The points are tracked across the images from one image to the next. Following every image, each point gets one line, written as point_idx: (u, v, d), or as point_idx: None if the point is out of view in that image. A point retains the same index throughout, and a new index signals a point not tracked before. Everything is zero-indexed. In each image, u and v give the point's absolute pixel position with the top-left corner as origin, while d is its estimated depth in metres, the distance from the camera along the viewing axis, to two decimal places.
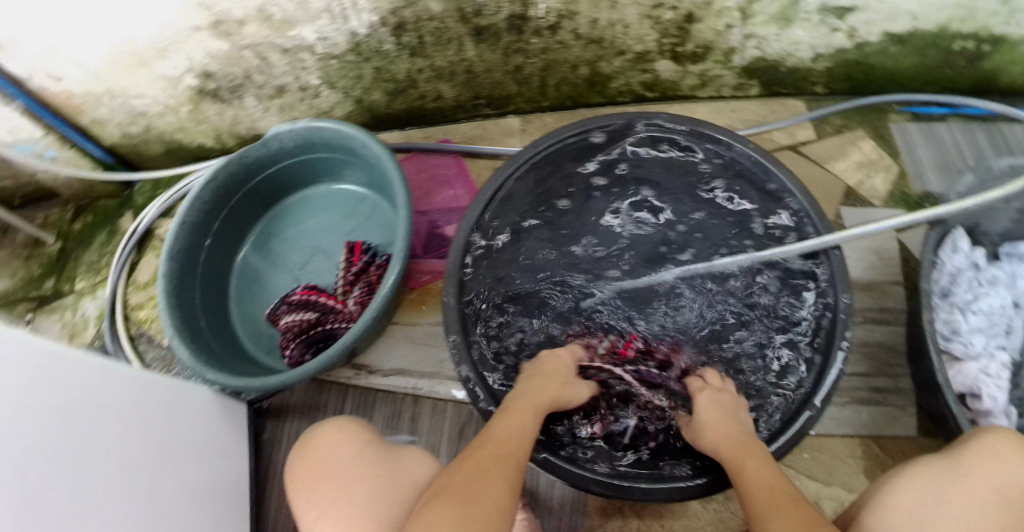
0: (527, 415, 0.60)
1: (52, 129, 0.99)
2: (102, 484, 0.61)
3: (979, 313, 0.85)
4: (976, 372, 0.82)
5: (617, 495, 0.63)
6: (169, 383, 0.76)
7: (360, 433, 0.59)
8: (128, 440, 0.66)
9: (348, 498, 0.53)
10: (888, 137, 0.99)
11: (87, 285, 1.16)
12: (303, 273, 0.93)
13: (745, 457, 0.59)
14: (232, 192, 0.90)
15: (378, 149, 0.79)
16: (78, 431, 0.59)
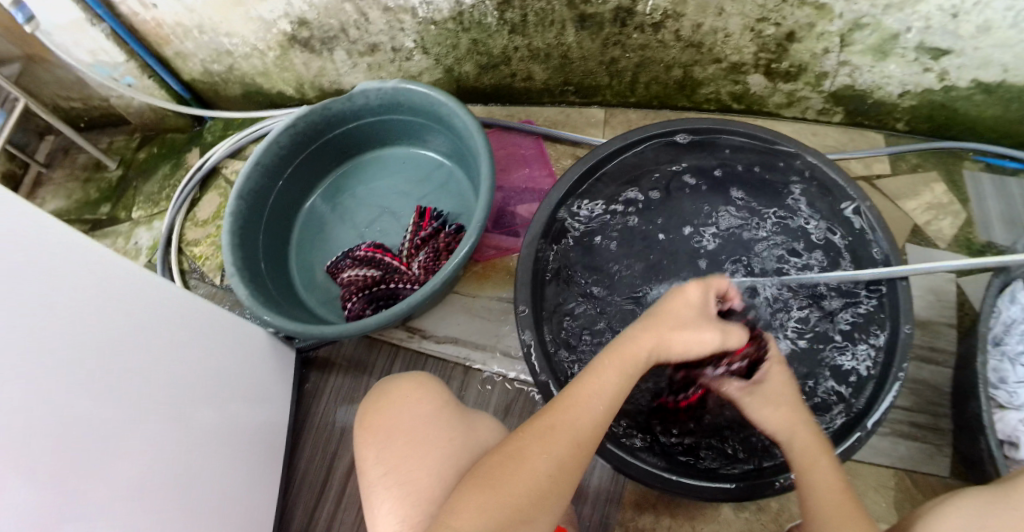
0: (609, 373, 0.55)
1: (134, 56, 1.03)
2: (152, 405, 0.62)
3: None
4: (1017, 422, 0.83)
5: (663, 487, 0.64)
6: (226, 320, 0.77)
7: (439, 392, 0.63)
8: (182, 367, 0.67)
9: (420, 456, 0.57)
10: (959, 184, 0.98)
11: (144, 215, 1.17)
12: (369, 231, 0.94)
13: (814, 454, 0.58)
14: (309, 141, 0.92)
15: (468, 120, 0.80)
16: (134, 352, 0.60)
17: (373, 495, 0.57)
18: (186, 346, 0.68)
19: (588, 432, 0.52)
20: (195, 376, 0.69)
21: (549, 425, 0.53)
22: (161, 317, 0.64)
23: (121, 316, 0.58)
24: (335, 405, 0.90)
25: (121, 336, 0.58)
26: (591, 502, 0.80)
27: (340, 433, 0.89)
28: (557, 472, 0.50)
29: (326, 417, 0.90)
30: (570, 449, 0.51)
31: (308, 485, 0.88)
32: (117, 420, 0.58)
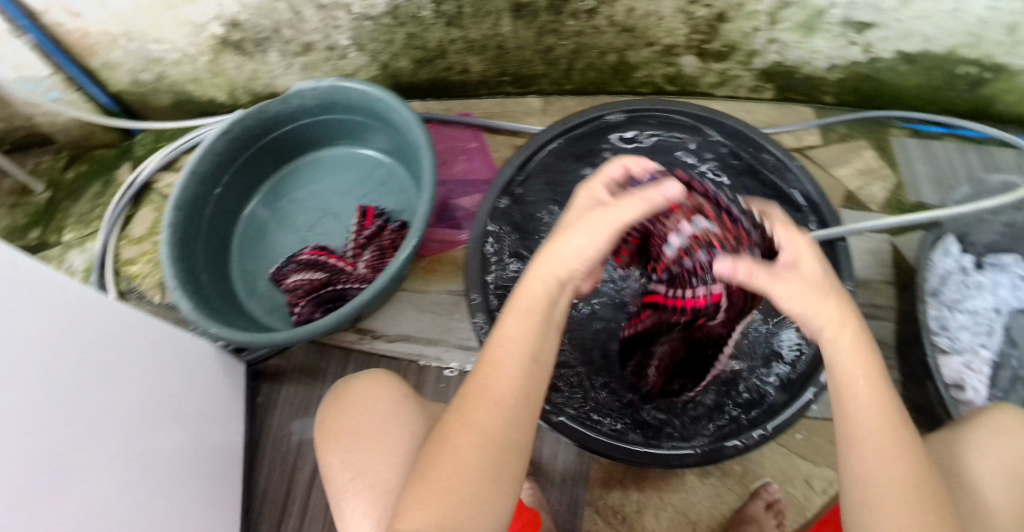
0: (521, 319, 0.49)
1: (61, 69, 0.96)
2: (122, 428, 0.62)
3: (966, 312, 0.94)
4: (960, 365, 0.91)
5: (626, 459, 0.67)
6: (177, 338, 0.75)
7: (396, 389, 0.64)
8: (144, 386, 0.66)
9: (385, 458, 0.58)
10: (888, 150, 1.03)
11: (75, 237, 1.11)
12: (312, 234, 0.92)
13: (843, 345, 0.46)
14: (245, 146, 0.89)
15: (406, 113, 0.78)
16: (97, 374, 0.59)
17: (344, 497, 0.58)
18: (145, 364, 0.67)
19: (506, 394, 0.47)
20: (157, 394, 0.68)
21: (467, 397, 0.48)
22: (118, 337, 0.63)
23: (78, 338, 0.57)
24: (290, 416, 0.88)
25: (82, 359, 0.57)
26: (558, 484, 0.79)
27: (298, 444, 0.87)
28: (484, 444, 0.46)
29: (281, 428, 0.88)
30: (491, 417, 0.46)
31: (270, 501, 0.85)
32: (90, 445, 0.57)
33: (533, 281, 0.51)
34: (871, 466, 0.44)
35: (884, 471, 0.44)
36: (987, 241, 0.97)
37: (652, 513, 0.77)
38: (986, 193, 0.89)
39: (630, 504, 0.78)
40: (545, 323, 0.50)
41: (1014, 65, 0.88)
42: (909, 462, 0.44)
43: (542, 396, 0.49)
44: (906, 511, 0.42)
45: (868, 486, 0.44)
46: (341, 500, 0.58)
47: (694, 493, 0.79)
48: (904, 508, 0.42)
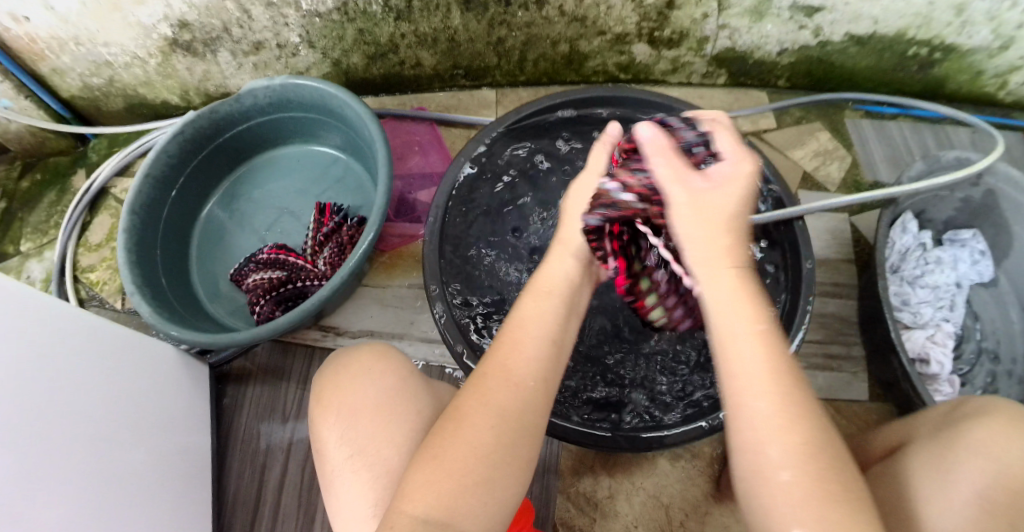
0: (550, 301, 0.50)
1: (9, 76, 0.94)
2: (100, 437, 0.63)
3: (926, 287, 0.94)
4: (924, 340, 0.91)
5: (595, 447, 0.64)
6: (135, 340, 0.73)
7: (399, 361, 0.59)
8: (120, 396, 0.67)
9: (385, 438, 0.53)
10: (842, 131, 1.05)
11: (34, 247, 1.09)
12: (270, 234, 0.92)
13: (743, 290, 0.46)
14: (200, 148, 0.88)
15: (359, 108, 0.78)
16: (71, 385, 0.60)
17: (339, 479, 0.52)
18: (120, 374, 0.68)
19: (527, 376, 0.46)
20: (133, 403, 0.70)
21: (484, 377, 0.46)
22: (92, 349, 0.64)
23: (51, 352, 0.58)
24: (258, 418, 0.88)
25: (55, 372, 0.58)
26: (531, 475, 0.80)
27: (266, 444, 0.86)
28: (501, 423, 0.43)
29: (249, 430, 0.87)
30: (512, 396, 0.44)
31: (241, 503, 0.84)
32: (65, 455, 0.58)
33: (552, 269, 0.54)
34: (767, 437, 0.40)
35: (779, 441, 0.40)
36: (944, 218, 0.98)
37: (624, 497, 0.79)
38: (942, 166, 0.87)
39: (601, 490, 0.79)
40: (565, 308, 0.51)
41: (963, 46, 0.92)
42: (805, 433, 0.40)
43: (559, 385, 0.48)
44: (803, 483, 0.38)
45: (762, 458, 0.40)
46: (336, 482, 0.53)
47: (665, 476, 0.80)
48: (809, 498, 0.38)
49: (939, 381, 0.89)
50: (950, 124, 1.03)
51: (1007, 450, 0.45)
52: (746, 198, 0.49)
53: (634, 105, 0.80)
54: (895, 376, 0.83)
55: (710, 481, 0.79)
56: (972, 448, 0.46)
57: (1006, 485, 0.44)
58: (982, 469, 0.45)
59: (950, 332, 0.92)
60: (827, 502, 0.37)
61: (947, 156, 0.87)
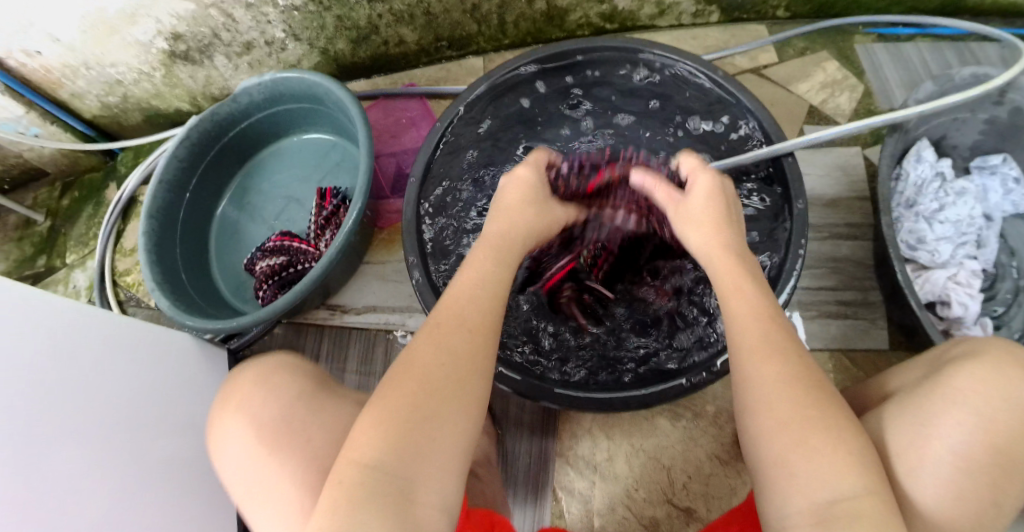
0: (485, 260, 0.53)
1: (33, 106, 1.00)
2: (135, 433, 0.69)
3: (947, 222, 0.88)
4: (945, 281, 0.85)
5: (572, 406, 0.63)
6: (157, 335, 0.78)
7: (299, 372, 0.58)
8: (150, 393, 0.73)
9: (276, 466, 0.51)
10: (853, 58, 0.99)
11: (77, 258, 1.17)
12: (279, 222, 0.97)
13: (734, 276, 0.51)
14: (205, 149, 0.92)
15: (343, 95, 0.81)
16: (101, 388, 0.66)
17: (248, 495, 0.52)
18: (147, 375, 0.74)
19: (471, 320, 0.48)
20: (163, 399, 0.76)
21: (436, 328, 0.47)
22: (119, 353, 0.70)
23: (78, 361, 0.63)
24: None
25: (86, 380, 0.64)
26: (531, 439, 0.81)
27: None
28: (448, 363, 0.45)
29: None
30: (466, 342, 0.46)
31: None
32: (108, 453, 0.64)
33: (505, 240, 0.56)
34: (759, 373, 0.44)
35: (755, 364, 0.45)
36: (970, 142, 0.92)
37: (623, 460, 0.79)
38: (957, 85, 0.81)
39: (600, 453, 0.79)
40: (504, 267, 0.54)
41: None
42: (798, 369, 0.44)
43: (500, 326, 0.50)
44: (777, 393, 0.43)
45: (753, 385, 0.44)
46: (251, 508, 0.52)
47: (666, 437, 0.79)
48: (781, 388, 0.43)
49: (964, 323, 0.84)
50: (975, 41, 0.96)
51: (987, 400, 0.42)
52: (714, 193, 0.58)
53: (609, 54, 0.78)
54: (913, 321, 0.80)
55: (715, 441, 0.78)
56: (947, 397, 0.43)
57: (984, 441, 0.41)
58: (968, 425, 0.42)
59: (975, 271, 0.86)
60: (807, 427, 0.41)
61: (961, 75, 0.81)
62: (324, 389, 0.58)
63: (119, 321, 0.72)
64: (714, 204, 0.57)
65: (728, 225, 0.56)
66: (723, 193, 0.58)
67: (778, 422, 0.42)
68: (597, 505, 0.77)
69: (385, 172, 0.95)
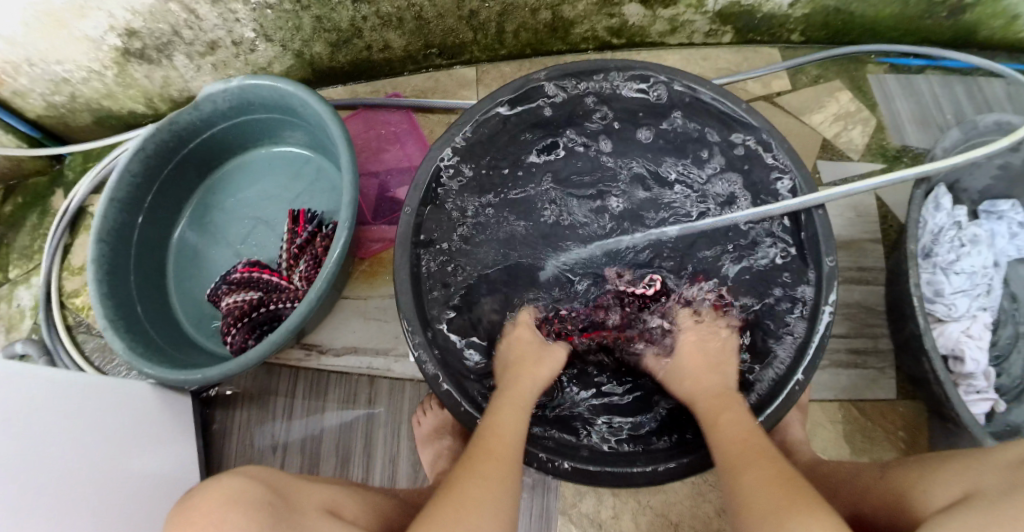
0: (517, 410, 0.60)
1: None
2: (103, 513, 0.61)
3: (963, 274, 0.84)
4: (958, 334, 0.83)
5: (589, 482, 0.61)
6: (112, 385, 0.71)
7: (254, 503, 0.49)
8: (120, 464, 0.66)
9: None
10: (866, 89, 0.95)
11: (20, 273, 1.03)
12: (245, 247, 0.88)
13: (719, 408, 0.61)
14: (164, 162, 0.82)
15: (320, 107, 0.73)
16: (61, 467, 0.58)
17: None
18: (114, 442, 0.66)
19: (506, 457, 0.54)
20: (134, 468, 0.68)
21: (471, 457, 0.54)
22: (75, 415, 0.62)
23: (29, 443, 0.55)
24: (250, 441, 0.83)
25: (43, 449, 0.57)
26: (530, 495, 0.77)
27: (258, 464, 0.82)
28: (483, 489, 0.51)
29: (243, 454, 0.82)
30: (492, 466, 0.53)
31: None
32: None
33: (523, 380, 0.65)
34: (747, 480, 0.50)
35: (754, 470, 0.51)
36: (980, 187, 0.90)
37: (630, 517, 0.76)
38: (980, 134, 0.79)
39: (604, 511, 0.76)
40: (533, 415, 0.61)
41: None
42: (774, 471, 0.50)
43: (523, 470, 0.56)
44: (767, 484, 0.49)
45: (739, 481, 0.51)
46: None
47: (674, 493, 0.76)
48: (768, 481, 0.49)
49: (974, 379, 0.82)
50: (983, 77, 0.94)
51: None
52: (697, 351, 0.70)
53: (625, 78, 0.73)
54: (925, 375, 0.77)
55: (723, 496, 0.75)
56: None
57: None
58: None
59: (987, 324, 0.84)
60: (787, 509, 0.46)
61: (984, 122, 0.78)
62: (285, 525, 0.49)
63: (73, 383, 0.64)
64: (701, 356, 0.69)
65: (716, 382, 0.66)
66: (717, 359, 0.69)
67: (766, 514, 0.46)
68: None
69: (366, 195, 0.87)
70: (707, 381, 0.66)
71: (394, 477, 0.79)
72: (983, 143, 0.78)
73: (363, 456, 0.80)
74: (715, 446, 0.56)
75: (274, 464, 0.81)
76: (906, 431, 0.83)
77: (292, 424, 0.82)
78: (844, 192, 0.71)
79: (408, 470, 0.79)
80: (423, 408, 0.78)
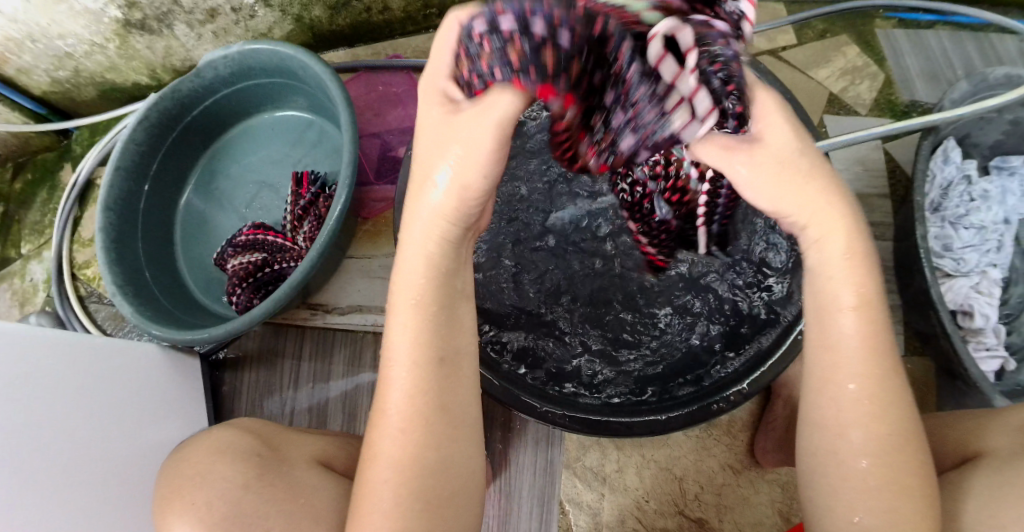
0: (405, 336, 0.45)
1: None
2: (119, 474, 0.64)
3: (971, 228, 0.83)
4: (967, 290, 0.82)
5: (593, 433, 0.60)
6: (127, 347, 0.72)
7: (242, 453, 0.54)
8: (136, 426, 0.69)
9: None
10: (874, 43, 0.93)
11: (33, 248, 1.05)
12: (251, 211, 0.89)
13: (858, 277, 0.44)
14: (167, 131, 0.83)
15: (319, 69, 0.73)
16: (82, 426, 0.61)
17: None
18: (132, 406, 0.69)
19: (409, 413, 0.45)
20: (150, 425, 0.71)
21: (376, 424, 0.47)
22: (96, 376, 0.65)
23: (50, 401, 0.58)
24: (260, 401, 0.84)
25: (65, 405, 0.59)
26: (535, 450, 0.77)
27: None
28: (396, 463, 0.45)
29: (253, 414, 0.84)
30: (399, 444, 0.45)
31: None
32: (91, 500, 0.59)
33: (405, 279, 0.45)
34: (842, 392, 0.45)
35: (855, 381, 0.44)
36: (991, 142, 0.88)
37: (634, 471, 0.76)
38: (990, 87, 0.77)
39: (609, 465, 0.77)
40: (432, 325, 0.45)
41: None
42: (881, 390, 0.44)
43: (450, 396, 0.46)
44: (860, 414, 0.44)
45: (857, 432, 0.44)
46: None
47: (678, 448, 0.76)
48: (862, 408, 0.44)
49: (985, 335, 0.81)
50: (995, 33, 0.91)
51: None
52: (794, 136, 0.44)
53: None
54: (934, 330, 0.77)
55: (727, 451, 0.76)
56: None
57: None
58: None
59: (997, 280, 0.83)
60: (901, 493, 0.43)
61: (993, 74, 0.77)
62: (272, 469, 0.53)
63: (97, 348, 0.67)
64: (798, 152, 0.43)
65: (817, 195, 0.43)
66: (804, 144, 0.44)
67: (847, 450, 0.44)
68: (607, 517, 0.75)
69: (369, 155, 0.88)
70: (794, 172, 0.43)
71: None
72: (994, 95, 0.76)
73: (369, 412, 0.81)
74: (816, 329, 0.47)
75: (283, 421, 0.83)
76: (914, 388, 0.83)
77: (300, 383, 0.84)
78: (850, 136, 0.69)
79: None
80: None
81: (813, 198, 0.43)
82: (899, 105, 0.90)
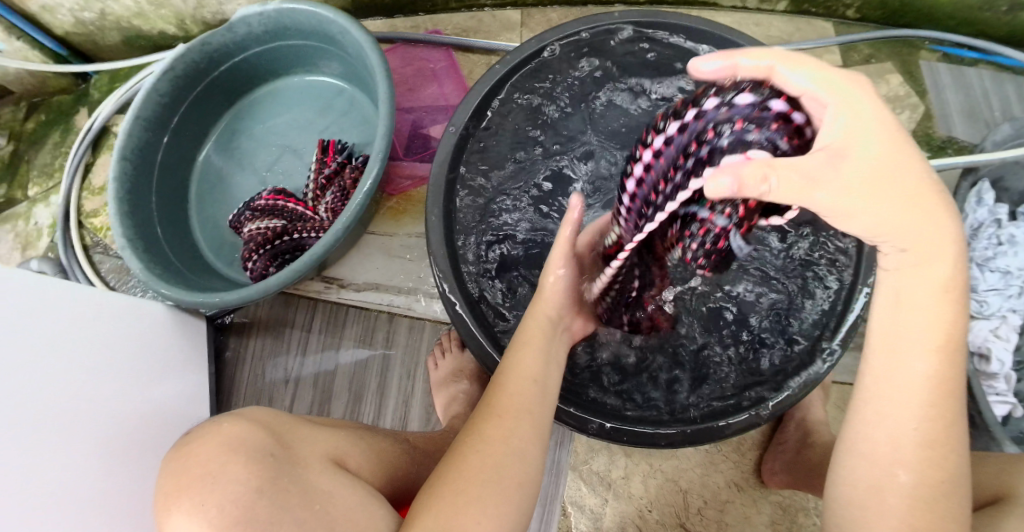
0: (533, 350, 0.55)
1: None
2: (106, 438, 0.60)
3: (997, 272, 0.82)
4: (986, 333, 0.81)
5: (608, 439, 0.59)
6: (121, 301, 0.69)
7: (250, 449, 0.49)
8: (135, 383, 0.66)
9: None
10: (916, 74, 0.92)
11: (40, 191, 1.02)
12: (272, 175, 0.87)
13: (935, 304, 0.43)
14: (192, 84, 0.80)
15: (360, 36, 0.70)
16: (80, 384, 0.58)
17: None
18: (129, 363, 0.66)
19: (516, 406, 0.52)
20: (142, 389, 0.67)
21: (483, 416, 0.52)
22: (89, 333, 0.62)
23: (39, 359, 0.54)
24: (262, 372, 0.83)
25: (55, 362, 0.56)
26: None
27: (269, 395, 0.81)
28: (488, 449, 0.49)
29: (255, 385, 0.82)
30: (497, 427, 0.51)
31: None
32: (80, 466, 0.56)
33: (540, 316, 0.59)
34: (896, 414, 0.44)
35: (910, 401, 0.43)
36: None
37: (639, 480, 0.75)
38: None
39: (615, 471, 0.75)
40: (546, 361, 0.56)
41: None
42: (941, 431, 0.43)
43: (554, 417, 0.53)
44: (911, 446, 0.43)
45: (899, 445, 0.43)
46: None
47: (685, 460, 0.75)
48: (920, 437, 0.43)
49: (997, 380, 0.80)
50: None
51: None
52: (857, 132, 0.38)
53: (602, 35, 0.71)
54: None
55: (735, 468, 0.75)
56: None
57: None
58: None
59: (1017, 326, 0.81)
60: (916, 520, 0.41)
61: None
62: (282, 469, 0.49)
63: (97, 302, 0.65)
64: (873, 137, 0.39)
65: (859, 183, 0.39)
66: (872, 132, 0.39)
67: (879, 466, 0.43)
68: (607, 523, 0.74)
69: (399, 131, 0.86)
70: (898, 175, 0.39)
71: (404, 419, 0.78)
72: None
73: (376, 395, 0.79)
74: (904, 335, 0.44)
75: (285, 396, 0.81)
76: None
77: (305, 360, 0.82)
78: None
79: (420, 413, 0.79)
80: (442, 351, 0.78)
81: (918, 214, 0.41)
82: (937, 140, 0.89)
